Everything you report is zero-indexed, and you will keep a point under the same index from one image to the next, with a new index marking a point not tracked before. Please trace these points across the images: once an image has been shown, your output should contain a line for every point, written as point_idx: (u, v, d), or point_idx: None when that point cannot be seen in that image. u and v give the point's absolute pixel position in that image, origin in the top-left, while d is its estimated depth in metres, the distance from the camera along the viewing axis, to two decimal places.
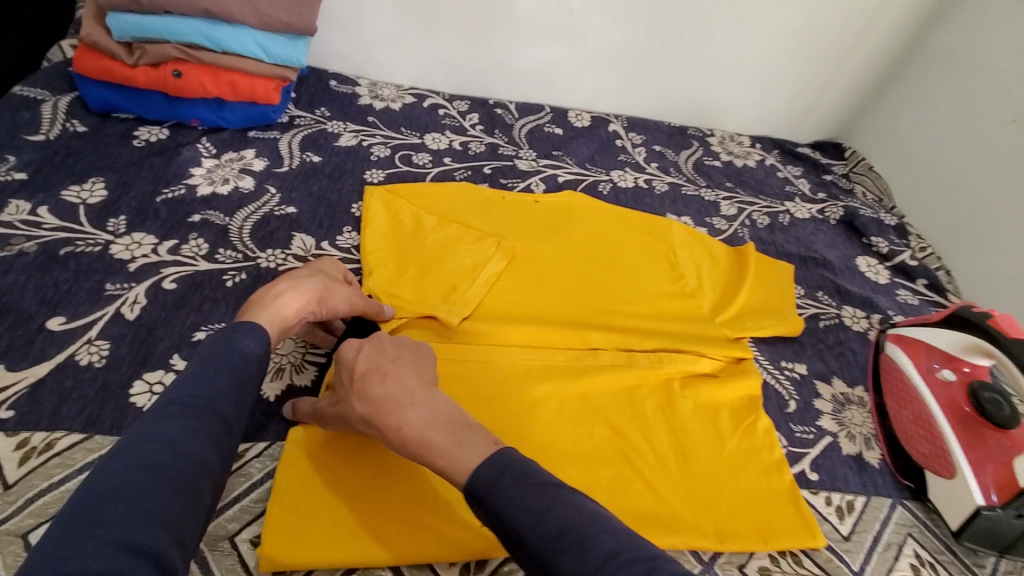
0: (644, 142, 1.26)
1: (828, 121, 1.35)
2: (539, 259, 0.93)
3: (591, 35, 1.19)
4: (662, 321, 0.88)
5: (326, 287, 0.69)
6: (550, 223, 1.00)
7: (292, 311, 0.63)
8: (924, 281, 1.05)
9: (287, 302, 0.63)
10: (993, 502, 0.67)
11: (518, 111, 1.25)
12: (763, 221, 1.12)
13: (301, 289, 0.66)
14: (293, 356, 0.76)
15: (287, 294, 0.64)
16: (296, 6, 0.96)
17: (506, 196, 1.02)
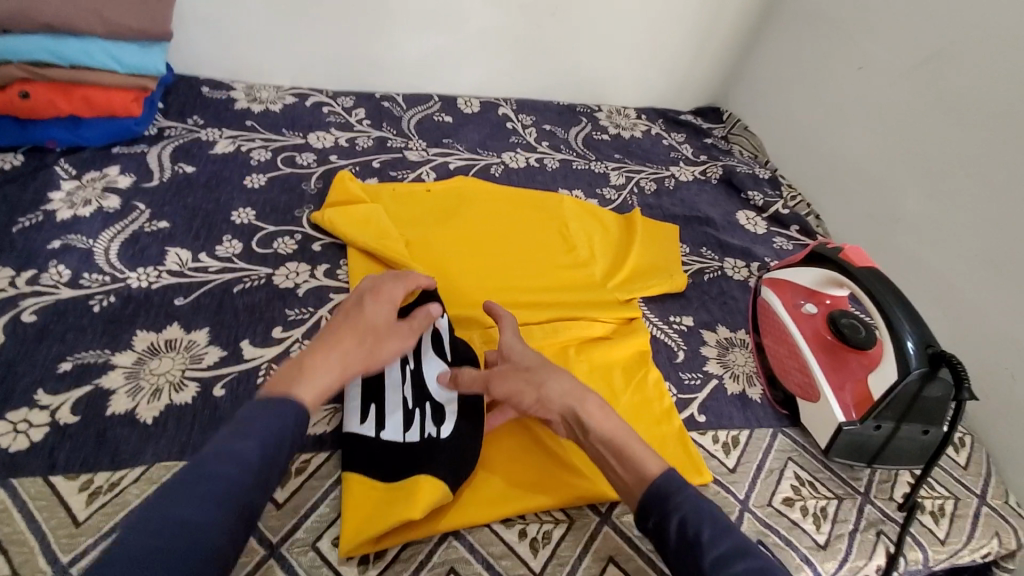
0: (534, 122, 1.29)
1: (706, 87, 1.43)
2: (438, 246, 0.94)
3: (468, 21, 1.20)
4: (556, 292, 0.90)
5: (363, 322, 0.66)
6: (443, 210, 1.01)
7: (337, 366, 0.61)
8: (796, 226, 1.13)
9: (323, 360, 0.60)
10: (853, 419, 0.73)
11: (406, 102, 1.24)
12: (650, 188, 1.19)
13: (332, 338, 0.62)
14: (171, 374, 0.70)
15: (315, 351, 0.61)
16: (146, 11, 0.91)
17: (395, 188, 1.02)
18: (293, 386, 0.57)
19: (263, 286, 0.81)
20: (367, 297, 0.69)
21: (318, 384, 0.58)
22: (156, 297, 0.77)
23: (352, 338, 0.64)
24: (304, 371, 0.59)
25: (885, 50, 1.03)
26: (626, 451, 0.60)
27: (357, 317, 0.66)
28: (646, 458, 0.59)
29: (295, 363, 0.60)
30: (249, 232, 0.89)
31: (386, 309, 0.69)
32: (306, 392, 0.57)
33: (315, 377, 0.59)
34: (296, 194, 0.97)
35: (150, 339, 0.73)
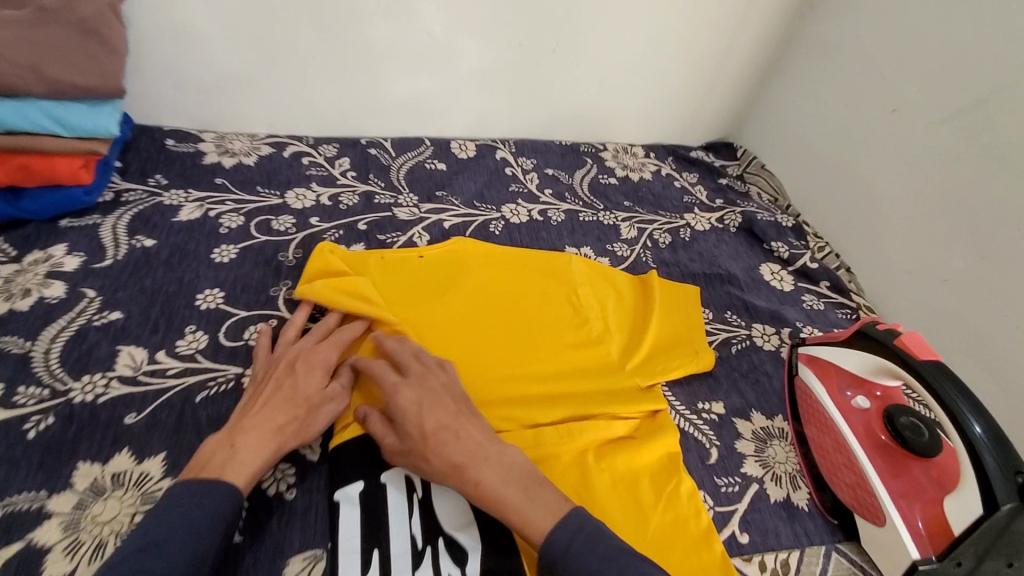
0: (536, 167, 1.18)
1: (718, 122, 1.33)
2: (447, 326, 0.83)
3: (461, 60, 1.09)
4: (571, 381, 0.79)
5: (293, 393, 0.65)
6: (441, 278, 0.89)
7: (264, 444, 0.60)
8: (827, 282, 1.04)
9: (245, 443, 0.59)
10: (926, 546, 0.62)
11: (396, 148, 1.13)
12: (664, 241, 1.08)
13: (260, 418, 0.62)
14: (116, 522, 0.58)
15: (239, 434, 0.60)
16: (94, 68, 0.80)
17: (385, 253, 0.90)
18: (210, 474, 0.56)
19: (231, 392, 0.70)
20: (295, 365, 0.68)
21: (242, 468, 0.57)
22: (103, 413, 0.66)
23: (282, 414, 0.63)
24: (226, 458, 0.58)
25: (923, 93, 0.93)
26: None
27: (288, 389, 0.66)
28: None
29: (217, 450, 0.59)
30: (216, 320, 0.77)
31: (317, 373, 0.68)
32: (226, 480, 0.56)
33: (237, 463, 0.58)
34: (271, 268, 0.86)
35: (95, 473, 0.61)
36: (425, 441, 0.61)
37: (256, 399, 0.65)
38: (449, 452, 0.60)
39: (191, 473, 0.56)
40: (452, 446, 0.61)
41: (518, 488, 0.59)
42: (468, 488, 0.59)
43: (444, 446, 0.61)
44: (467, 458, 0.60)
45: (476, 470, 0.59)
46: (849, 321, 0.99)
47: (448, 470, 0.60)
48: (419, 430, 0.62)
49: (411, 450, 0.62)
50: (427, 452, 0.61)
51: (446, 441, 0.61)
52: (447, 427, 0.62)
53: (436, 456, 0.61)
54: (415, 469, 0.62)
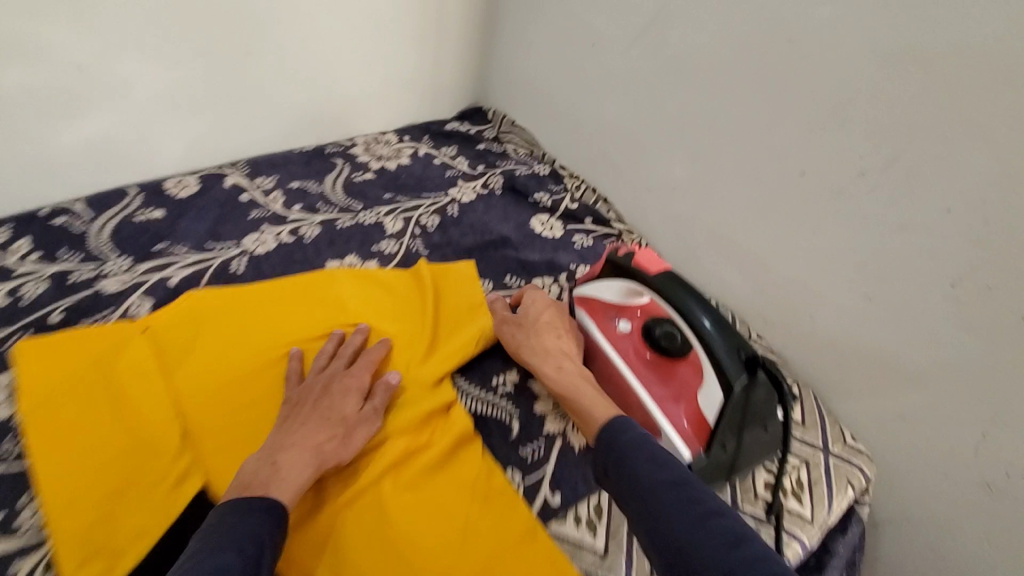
0: (278, 183, 1.06)
1: (461, 88, 1.31)
2: (205, 395, 0.71)
3: (133, 87, 0.92)
4: (353, 409, 0.72)
5: (327, 413, 0.67)
6: (178, 345, 0.76)
7: (308, 463, 0.62)
8: (590, 218, 1.08)
9: (286, 460, 0.61)
10: (695, 442, 0.69)
11: (92, 208, 0.94)
12: (432, 223, 1.04)
13: (297, 437, 0.64)
14: None
15: (279, 454, 0.62)
16: None
17: (98, 340, 0.74)
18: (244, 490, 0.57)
19: None
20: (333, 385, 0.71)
21: (286, 485, 0.59)
22: None
23: (321, 432, 0.65)
24: (271, 474, 0.59)
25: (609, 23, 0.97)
26: (581, 404, 0.69)
27: (321, 410, 0.67)
28: (600, 409, 0.67)
29: (258, 467, 0.60)
30: None
31: (350, 396, 0.70)
32: (273, 497, 0.57)
33: (282, 480, 0.59)
34: None
35: None
36: (538, 322, 0.81)
37: (292, 419, 0.67)
38: (548, 340, 0.78)
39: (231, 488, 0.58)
40: (549, 338, 0.79)
41: (593, 391, 0.71)
42: (549, 367, 0.75)
43: (547, 334, 0.79)
44: (558, 348, 0.77)
45: (557, 358, 0.76)
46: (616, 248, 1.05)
47: (541, 348, 0.77)
48: (535, 317, 0.81)
49: (520, 345, 0.79)
50: (531, 335, 0.79)
51: (546, 334, 0.79)
52: (555, 324, 0.81)
53: (536, 335, 0.79)
54: (519, 349, 0.78)
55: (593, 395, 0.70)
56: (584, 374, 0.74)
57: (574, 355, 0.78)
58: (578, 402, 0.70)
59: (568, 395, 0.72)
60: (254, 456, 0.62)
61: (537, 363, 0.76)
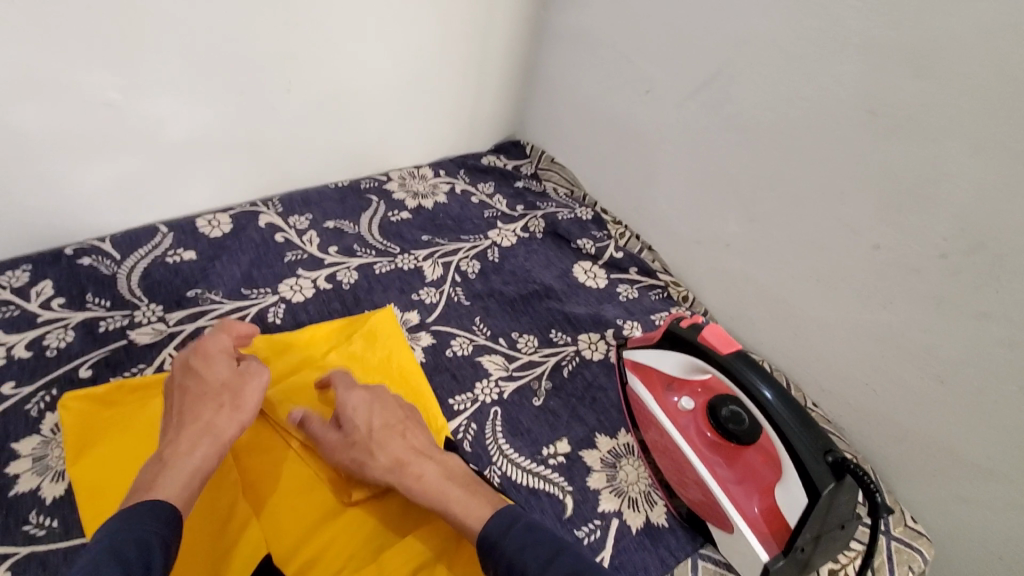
0: (313, 222, 1.02)
1: (500, 122, 1.27)
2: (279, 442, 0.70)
3: (171, 124, 0.88)
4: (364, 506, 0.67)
5: (200, 394, 0.64)
6: None
7: (195, 450, 0.59)
8: (635, 268, 1.05)
9: (174, 454, 0.58)
10: (773, 550, 0.63)
11: (120, 249, 0.89)
12: (472, 270, 1.00)
13: (179, 437, 0.60)
14: None
15: (170, 466, 0.57)
16: None
17: (154, 381, 0.72)
18: (144, 488, 0.55)
19: None
20: (228, 387, 0.65)
21: (170, 484, 0.55)
22: None
23: (202, 423, 0.61)
24: (178, 479, 0.56)
25: (667, 74, 0.94)
26: (449, 502, 0.62)
27: (194, 397, 0.63)
28: (466, 515, 0.60)
29: (148, 472, 0.57)
30: None
31: (221, 365, 0.67)
32: (158, 498, 0.54)
33: (171, 479, 0.56)
34: None
35: None
36: (372, 433, 0.66)
37: (178, 421, 0.62)
38: (392, 448, 0.65)
39: (157, 458, 0.58)
40: (399, 443, 0.66)
41: (460, 485, 0.64)
42: (409, 478, 0.64)
43: (394, 442, 0.66)
44: (415, 453, 0.66)
45: (421, 463, 0.65)
46: (662, 301, 1.01)
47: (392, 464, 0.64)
48: (367, 425, 0.67)
49: (357, 442, 0.66)
50: (373, 445, 0.65)
51: (398, 437, 0.66)
52: (393, 425, 0.68)
53: (380, 450, 0.65)
54: (355, 463, 0.66)
55: (460, 497, 0.62)
56: (456, 472, 0.65)
57: (432, 452, 0.67)
58: (448, 516, 0.61)
59: (433, 506, 0.62)
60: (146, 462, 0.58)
61: (391, 479, 0.64)
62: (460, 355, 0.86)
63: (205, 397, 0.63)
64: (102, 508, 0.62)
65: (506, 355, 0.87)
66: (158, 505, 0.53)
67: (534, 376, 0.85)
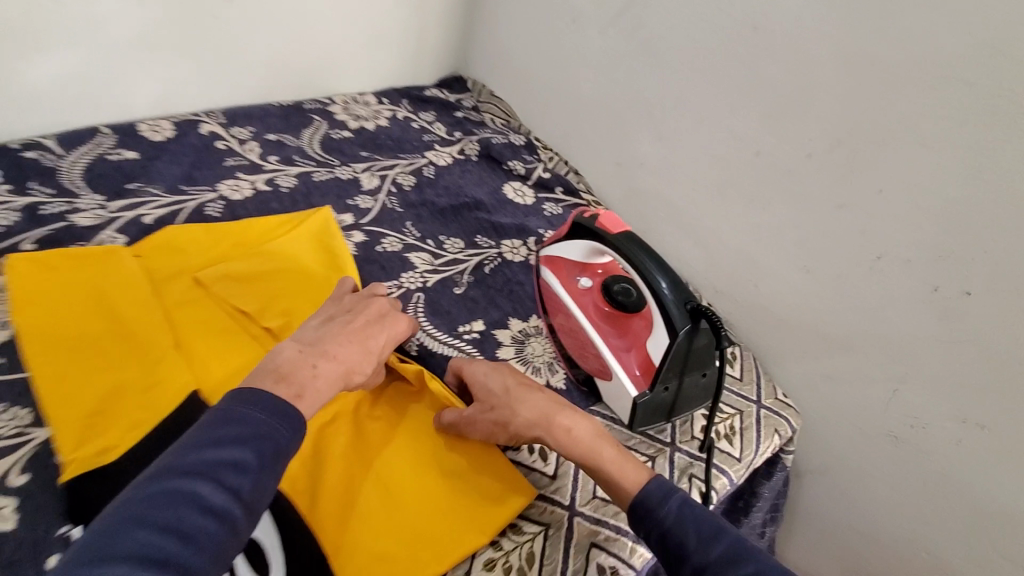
0: (255, 134, 1.06)
1: (444, 56, 1.33)
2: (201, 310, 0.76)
3: (115, 24, 0.92)
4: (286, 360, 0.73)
5: (371, 341, 0.64)
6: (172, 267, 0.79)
7: (337, 380, 0.58)
8: (560, 188, 1.14)
9: (325, 371, 0.57)
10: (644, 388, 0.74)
11: (63, 145, 0.93)
12: (408, 183, 1.07)
13: (341, 350, 0.61)
14: None
15: (320, 359, 0.58)
16: None
17: (83, 251, 0.77)
18: (291, 393, 0.53)
19: None
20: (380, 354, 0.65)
21: (314, 399, 0.55)
22: None
23: (359, 358, 0.62)
24: (310, 378, 0.56)
25: (590, 2, 1.03)
26: (603, 461, 0.63)
27: (365, 331, 0.65)
28: (622, 475, 0.61)
29: (298, 364, 0.56)
30: None
31: (391, 338, 0.68)
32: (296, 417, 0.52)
33: (315, 389, 0.55)
34: None
35: None
36: (522, 387, 0.68)
37: (335, 327, 0.63)
38: (536, 402, 0.67)
39: (318, 352, 0.59)
40: (541, 396, 0.67)
41: (605, 442, 0.65)
42: (558, 430, 0.65)
43: (531, 398, 0.67)
44: (557, 406, 0.67)
45: (568, 415, 0.66)
46: None
47: (540, 418, 0.65)
48: (510, 383, 0.68)
49: (498, 406, 0.67)
50: (517, 402, 0.67)
51: (535, 392, 0.68)
52: (530, 382, 0.69)
53: (529, 401, 0.67)
54: (502, 420, 0.67)
55: (612, 457, 0.63)
56: (602, 431, 0.66)
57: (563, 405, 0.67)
58: (600, 469, 0.63)
59: (586, 459, 0.64)
60: (294, 347, 0.58)
61: (545, 429, 0.65)
62: (390, 251, 0.93)
63: (370, 301, 0.68)
64: (40, 350, 0.67)
65: (433, 253, 0.95)
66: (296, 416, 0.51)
67: (458, 271, 0.93)
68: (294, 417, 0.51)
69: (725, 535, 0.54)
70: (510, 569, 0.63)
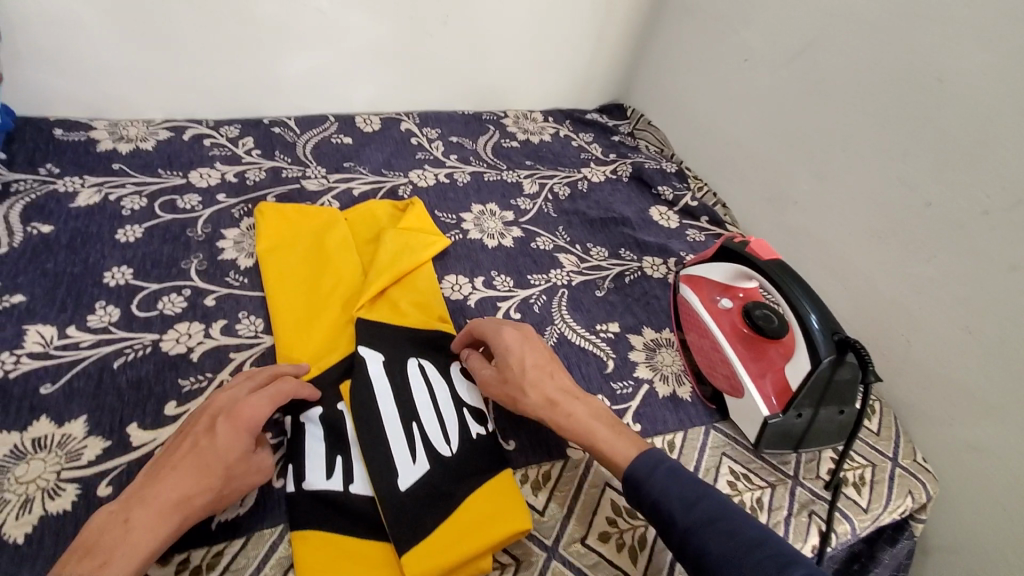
0: (440, 135, 1.24)
1: (608, 85, 1.44)
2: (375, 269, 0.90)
3: (354, 34, 1.12)
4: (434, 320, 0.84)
5: (204, 461, 0.56)
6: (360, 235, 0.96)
7: (160, 524, 0.52)
8: (706, 217, 1.17)
9: (139, 520, 0.52)
10: (775, 410, 0.76)
11: (300, 126, 1.16)
12: (563, 193, 1.17)
13: (161, 489, 0.54)
14: (54, 461, 0.61)
15: (136, 509, 0.52)
16: None
17: (306, 208, 0.96)
18: (93, 565, 0.48)
19: (149, 355, 0.72)
20: (227, 473, 0.57)
21: (126, 558, 0.50)
22: (14, 388, 0.67)
23: (191, 486, 0.54)
24: (122, 535, 0.51)
25: (766, 43, 1.07)
26: (598, 441, 0.65)
27: (197, 453, 0.56)
28: (617, 453, 0.64)
29: (108, 522, 0.52)
30: (128, 294, 0.79)
31: (221, 460, 0.56)
32: (109, 573, 0.48)
33: (128, 546, 0.50)
34: (180, 243, 0.88)
35: (12, 441, 0.62)
36: (528, 369, 0.69)
37: (166, 461, 0.56)
38: (545, 388, 0.68)
39: (122, 513, 0.52)
40: (550, 381, 0.69)
41: (603, 423, 0.67)
42: (563, 412, 0.67)
43: (548, 380, 0.69)
44: (562, 394, 0.68)
45: (573, 402, 0.68)
46: None
47: (547, 398, 0.67)
48: (520, 363, 0.69)
49: (509, 380, 0.69)
50: (526, 383, 0.68)
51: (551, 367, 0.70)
52: (545, 365, 0.70)
53: (538, 387, 0.68)
54: (509, 399, 0.69)
55: (606, 435, 0.66)
56: (603, 415, 0.68)
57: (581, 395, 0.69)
58: (597, 451, 0.65)
59: (586, 438, 0.66)
60: (104, 508, 0.53)
61: (552, 413, 0.67)
62: (542, 249, 1.04)
63: (196, 422, 0.59)
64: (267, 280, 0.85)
65: (580, 257, 1.04)
66: None
67: (601, 276, 1.01)
68: None
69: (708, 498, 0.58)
70: (623, 546, 0.66)
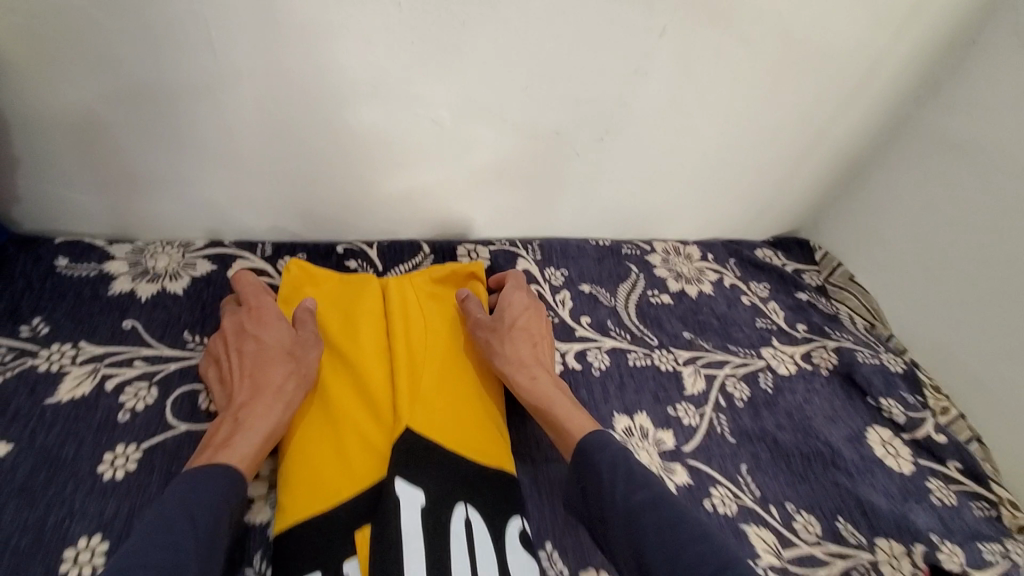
0: (568, 282, 0.90)
1: (791, 214, 1.06)
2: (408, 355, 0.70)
3: (477, 151, 0.80)
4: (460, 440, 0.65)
5: (263, 351, 0.64)
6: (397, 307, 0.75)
7: (266, 410, 0.60)
8: (956, 463, 0.79)
9: (247, 421, 0.58)
10: None
11: (384, 260, 0.85)
12: (741, 396, 0.81)
13: (244, 392, 0.61)
14: None
15: (240, 409, 0.59)
16: None
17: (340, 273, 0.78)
18: (215, 453, 0.55)
19: None
20: (291, 351, 0.65)
21: (237, 451, 0.56)
22: None
23: (268, 370, 0.62)
24: (230, 436, 0.57)
25: None
26: (554, 416, 0.65)
27: (251, 355, 0.64)
28: (575, 427, 0.63)
29: (221, 429, 0.58)
30: None
31: (275, 330, 0.66)
32: (226, 463, 0.54)
33: (243, 441, 0.57)
34: None
35: None
36: (511, 330, 0.73)
37: (233, 376, 0.63)
38: (518, 351, 0.71)
39: (229, 421, 0.59)
40: (526, 349, 0.72)
41: (562, 397, 0.68)
42: (525, 379, 0.69)
43: (520, 344, 0.72)
44: (532, 361, 0.71)
45: (541, 375, 0.70)
46: (989, 524, 0.75)
47: (517, 360, 0.70)
48: (509, 323, 0.74)
49: (495, 327, 0.73)
50: (506, 338, 0.72)
51: (518, 339, 0.72)
52: (531, 337, 0.74)
53: (508, 344, 0.71)
54: (487, 346, 0.72)
55: (568, 410, 0.66)
56: (565, 392, 0.69)
57: (548, 370, 0.72)
58: (551, 415, 0.66)
59: (546, 410, 0.66)
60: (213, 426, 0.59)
61: (512, 375, 0.69)
62: (720, 515, 0.67)
63: (226, 342, 0.65)
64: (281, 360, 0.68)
65: (778, 534, 0.67)
66: (228, 470, 0.53)
67: None
68: (224, 474, 0.53)
69: (607, 447, 0.59)
70: None
